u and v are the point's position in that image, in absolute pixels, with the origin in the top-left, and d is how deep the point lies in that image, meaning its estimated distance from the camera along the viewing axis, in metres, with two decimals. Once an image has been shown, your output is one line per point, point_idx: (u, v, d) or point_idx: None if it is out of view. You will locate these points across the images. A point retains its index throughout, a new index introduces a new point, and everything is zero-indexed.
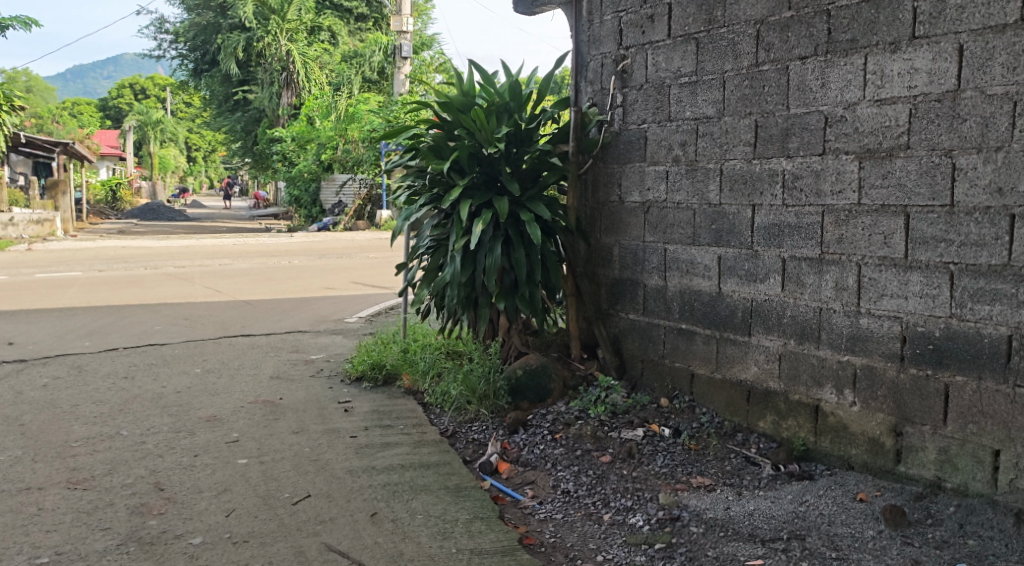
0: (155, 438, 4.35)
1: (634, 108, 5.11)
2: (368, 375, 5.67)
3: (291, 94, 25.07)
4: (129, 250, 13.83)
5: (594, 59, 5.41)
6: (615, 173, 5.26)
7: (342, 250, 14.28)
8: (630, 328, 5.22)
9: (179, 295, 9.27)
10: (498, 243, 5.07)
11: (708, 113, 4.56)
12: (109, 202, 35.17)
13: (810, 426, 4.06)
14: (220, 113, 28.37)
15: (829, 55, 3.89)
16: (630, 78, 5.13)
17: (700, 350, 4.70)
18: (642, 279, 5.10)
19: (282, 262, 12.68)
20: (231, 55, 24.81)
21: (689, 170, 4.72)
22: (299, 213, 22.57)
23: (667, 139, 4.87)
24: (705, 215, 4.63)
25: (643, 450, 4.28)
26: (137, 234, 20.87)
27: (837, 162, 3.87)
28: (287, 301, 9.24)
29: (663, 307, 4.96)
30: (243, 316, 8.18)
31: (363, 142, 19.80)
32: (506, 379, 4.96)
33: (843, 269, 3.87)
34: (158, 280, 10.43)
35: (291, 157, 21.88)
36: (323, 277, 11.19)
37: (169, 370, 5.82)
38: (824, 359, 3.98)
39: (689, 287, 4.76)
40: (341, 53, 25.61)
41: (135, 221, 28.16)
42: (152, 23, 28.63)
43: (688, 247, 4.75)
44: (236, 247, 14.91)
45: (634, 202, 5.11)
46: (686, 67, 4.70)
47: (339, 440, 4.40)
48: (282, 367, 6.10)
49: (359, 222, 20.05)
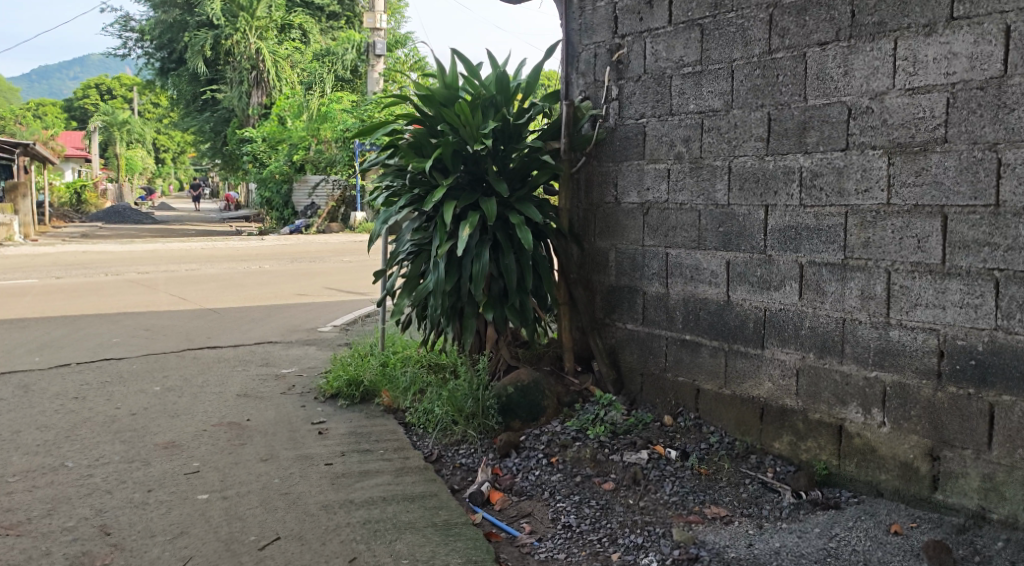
0: (105, 470, 3.88)
1: (631, 102, 4.73)
2: (343, 392, 5.22)
3: (261, 93, 24.43)
4: (91, 255, 13.20)
5: (586, 49, 5.02)
6: (610, 171, 4.88)
7: (315, 254, 13.75)
8: (627, 339, 4.84)
9: (140, 304, 8.73)
10: (485, 247, 4.67)
11: (715, 106, 4.19)
12: (73, 205, 34.16)
13: (833, 448, 3.70)
14: (187, 112, 27.60)
15: (853, 40, 3.53)
16: (627, 69, 4.75)
17: (707, 363, 4.32)
18: (641, 286, 4.72)
19: (252, 266, 12.14)
20: (198, 53, 24.12)
21: (693, 168, 4.34)
22: (270, 215, 21.93)
23: (668, 134, 4.49)
24: (711, 217, 4.26)
25: (649, 475, 3.88)
26: (100, 238, 20.13)
27: (863, 158, 3.51)
28: (256, 309, 8.73)
29: (664, 316, 4.58)
30: (208, 326, 7.68)
31: (336, 142, 19.26)
32: (495, 397, 4.54)
33: (870, 276, 3.51)
34: (119, 287, 9.86)
35: (261, 158, 21.27)
36: (295, 282, 10.68)
37: (125, 389, 5.33)
38: (849, 375, 3.62)
39: (694, 294, 4.39)
40: (312, 51, 24.99)
41: (100, 224, 27.33)
42: (117, 20, 27.79)
43: (693, 251, 4.38)
44: (203, 251, 14.31)
45: (632, 203, 4.74)
46: (689, 56, 4.33)
47: (312, 469, 3.96)
48: (250, 384, 5.63)
49: (333, 224, 19.52)
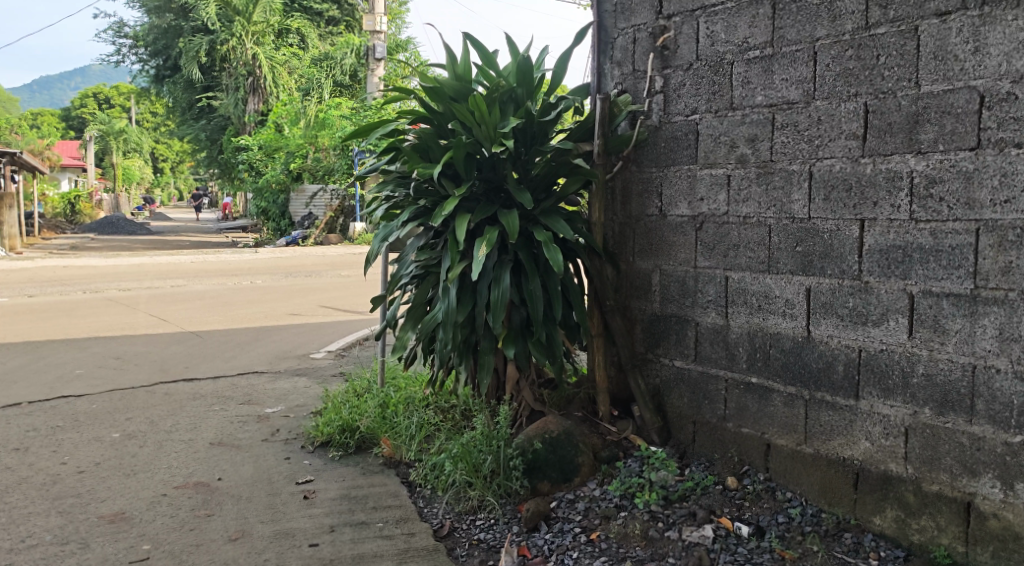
0: (29, 556, 3.07)
1: (679, 95, 3.95)
2: (336, 440, 4.41)
3: (258, 100, 23.68)
4: (73, 269, 12.41)
5: (623, 34, 4.23)
6: (654, 178, 4.10)
7: (311, 268, 12.96)
8: (675, 380, 4.05)
9: (115, 326, 7.93)
10: (505, 271, 3.87)
11: (791, 97, 3.40)
12: (67, 215, 33.38)
13: (958, 531, 2.90)
14: (183, 120, 26.87)
15: (988, 9, 2.75)
16: (674, 55, 3.96)
17: (779, 413, 3.52)
18: (693, 315, 3.94)
19: (243, 282, 11.34)
20: (193, 59, 23.41)
21: (761, 174, 3.55)
22: (267, 225, 21.17)
23: (728, 133, 3.70)
24: (786, 234, 3.46)
25: (717, 560, 3.07)
26: (88, 250, 19.33)
27: (1002, 160, 2.73)
28: (244, 332, 7.92)
29: (723, 354, 3.79)
30: (188, 353, 6.87)
31: (335, 150, 18.50)
32: (518, 452, 3.74)
33: (1012, 312, 2.73)
34: (95, 306, 9.06)
35: (257, 166, 20.50)
36: (288, 300, 9.87)
37: (77, 438, 4.51)
38: (980, 438, 2.82)
39: (761, 328, 3.59)
40: (310, 57, 24.22)
41: (92, 235, 26.56)
42: (110, 26, 27.04)
43: (760, 275, 3.58)
44: (194, 265, 13.52)
45: (681, 215, 3.95)
46: (756, 36, 3.54)
47: (292, 553, 3.15)
48: (227, 427, 4.82)
49: (331, 236, 18.72)
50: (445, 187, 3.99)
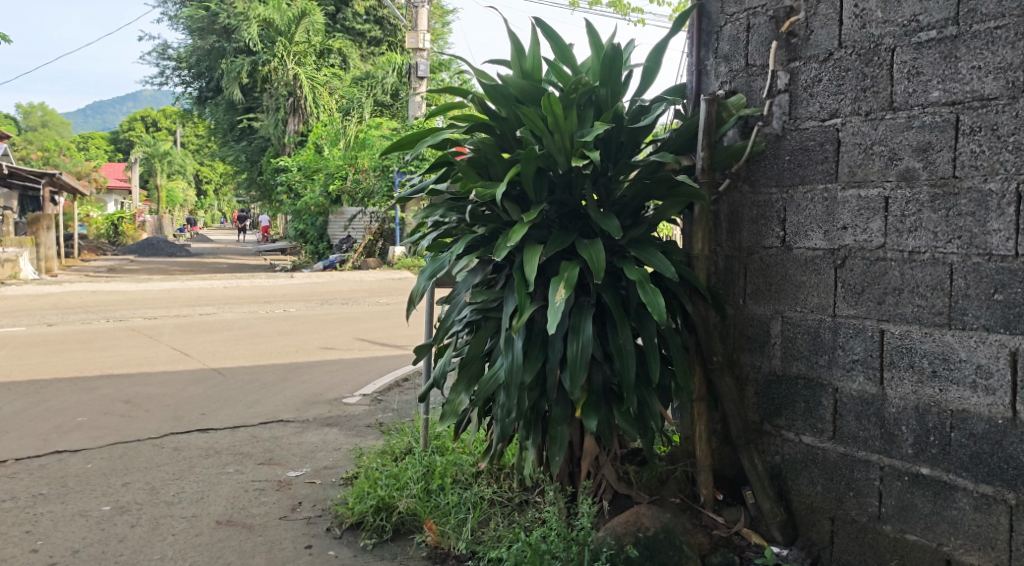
0: None
1: (811, 93, 3.07)
2: (369, 523, 3.56)
3: (298, 121, 23.26)
4: (101, 295, 11.85)
5: (732, 20, 3.37)
6: (775, 200, 3.22)
7: (348, 295, 12.22)
8: (803, 461, 3.13)
9: (133, 361, 7.22)
10: (587, 319, 3.01)
11: (986, 91, 2.55)
12: (109, 236, 33.33)
13: None
14: (224, 142, 26.62)
15: None
16: (805, 44, 3.08)
17: (965, 521, 2.62)
18: (830, 378, 3.02)
19: (276, 310, 10.63)
20: (234, 79, 23.14)
21: (936, 194, 2.67)
22: (305, 248, 20.61)
23: (885, 140, 2.82)
24: (977, 277, 2.57)
25: None
26: (124, 273, 18.93)
27: None
28: (272, 370, 7.16)
29: (876, 433, 2.86)
30: (206, 396, 6.11)
31: (375, 171, 17.83)
32: (604, 558, 2.85)
33: None
34: (115, 338, 8.40)
35: (296, 188, 19.98)
36: (322, 332, 9.11)
37: (58, 513, 3.74)
38: None
39: (936, 402, 2.68)
40: (352, 77, 23.78)
41: (132, 257, 26.31)
42: (154, 48, 27.01)
43: (934, 332, 2.68)
44: (226, 290, 12.87)
45: (814, 248, 3.06)
46: (931, 12, 2.68)
47: None
48: (241, 497, 4.00)
49: (370, 259, 17.99)
50: (510, 211, 3.14)
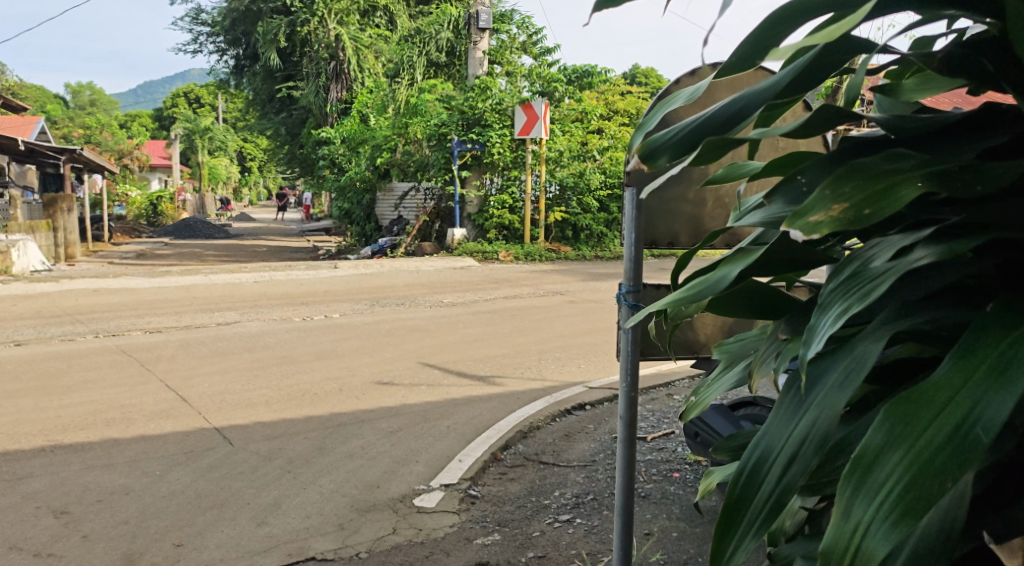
0: None
1: None
2: None
3: (340, 88, 20.83)
4: (103, 296, 9.59)
5: None
6: None
7: (405, 294, 9.76)
8: None
9: (103, 415, 4.91)
10: None
11: None
12: (147, 216, 31.49)
13: None
14: (262, 114, 24.37)
15: None
16: None
17: None
18: None
19: (315, 318, 8.20)
20: (271, 42, 20.74)
21: None
22: (351, 230, 18.22)
23: None
24: None
25: None
26: (147, 261, 16.83)
27: None
28: (302, 429, 4.77)
29: None
30: (193, 496, 3.75)
31: (428, 142, 15.25)
32: None
33: None
34: (93, 369, 6.09)
35: (339, 161, 17.56)
36: (375, 353, 6.68)
37: None
38: None
39: None
40: (399, 37, 21.15)
41: (165, 240, 24.33)
42: (185, 13, 24.73)
43: None
44: (256, 288, 10.50)
45: None
46: None
47: None
48: None
49: (424, 243, 15.41)
50: None
